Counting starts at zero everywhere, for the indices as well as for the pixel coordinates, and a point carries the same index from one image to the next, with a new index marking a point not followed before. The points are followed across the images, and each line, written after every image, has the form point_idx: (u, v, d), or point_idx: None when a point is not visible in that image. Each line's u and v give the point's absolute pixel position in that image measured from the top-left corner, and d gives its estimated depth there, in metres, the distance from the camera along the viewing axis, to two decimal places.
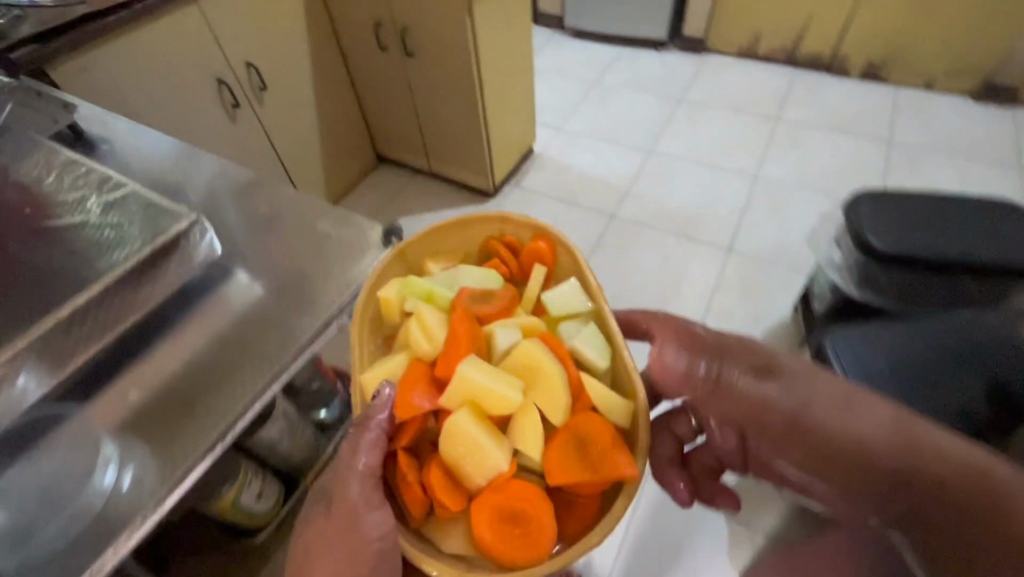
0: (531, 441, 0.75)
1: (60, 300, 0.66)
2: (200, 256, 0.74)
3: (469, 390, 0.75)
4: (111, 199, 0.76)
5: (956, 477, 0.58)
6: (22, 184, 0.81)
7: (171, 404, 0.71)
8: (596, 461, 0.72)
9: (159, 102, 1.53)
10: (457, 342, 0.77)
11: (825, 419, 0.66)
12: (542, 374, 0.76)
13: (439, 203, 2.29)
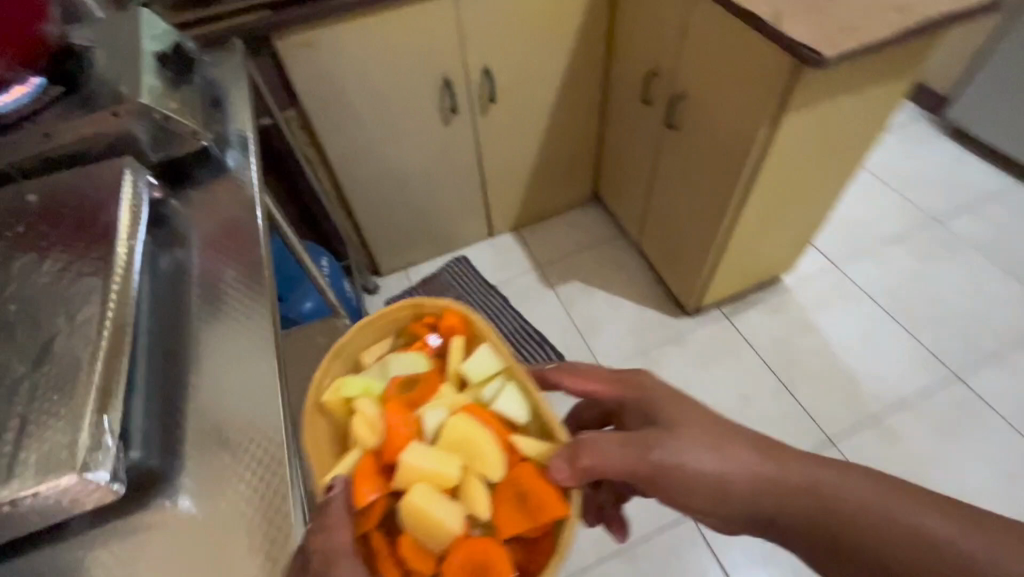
0: (476, 496, 0.52)
1: None
2: (85, 499, 0.50)
3: (409, 466, 0.52)
4: (72, 336, 0.58)
5: (842, 513, 0.50)
6: (55, 241, 0.68)
7: None
8: (538, 504, 0.51)
9: (373, 91, 1.38)
10: (396, 422, 0.55)
11: (698, 467, 0.54)
12: (470, 438, 0.53)
13: (625, 284, 1.84)
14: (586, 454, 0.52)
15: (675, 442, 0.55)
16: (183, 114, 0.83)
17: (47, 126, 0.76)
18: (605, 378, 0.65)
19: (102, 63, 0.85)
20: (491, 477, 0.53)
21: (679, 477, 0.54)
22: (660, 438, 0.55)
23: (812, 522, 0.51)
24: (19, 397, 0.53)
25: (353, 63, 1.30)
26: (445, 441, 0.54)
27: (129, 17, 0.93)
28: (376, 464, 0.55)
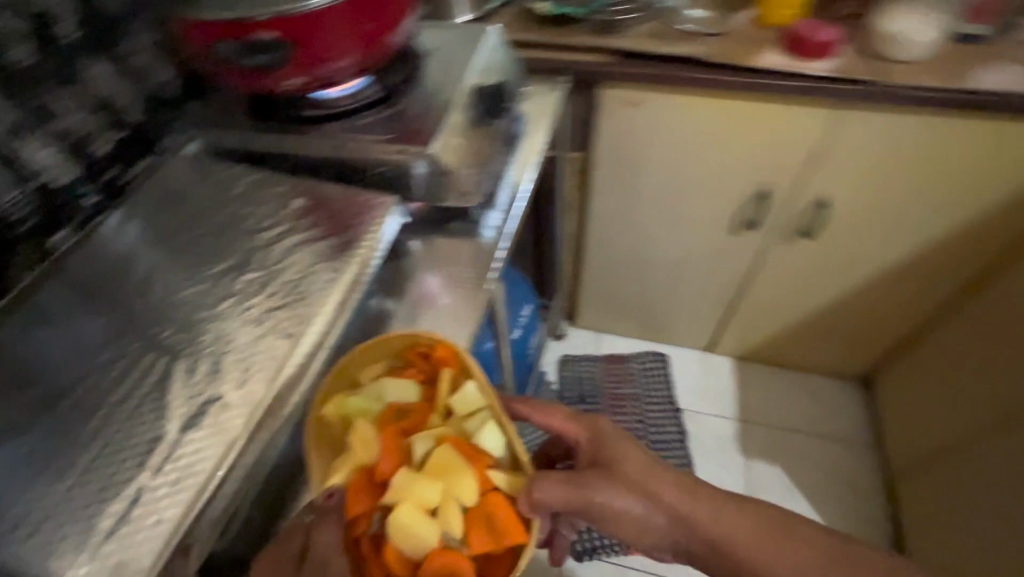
0: (455, 521, 0.52)
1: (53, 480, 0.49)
2: None
3: (398, 488, 0.52)
4: (239, 398, 0.53)
5: (733, 540, 0.57)
6: (289, 264, 0.64)
7: None
8: (501, 527, 0.53)
9: (666, 171, 1.17)
10: (388, 449, 0.54)
11: (625, 503, 0.57)
12: (458, 477, 0.52)
13: (846, 520, 1.36)
14: (540, 485, 0.53)
15: (603, 478, 0.58)
16: (464, 171, 0.75)
17: (345, 136, 0.74)
18: (560, 415, 0.65)
19: (427, 85, 0.81)
20: (464, 502, 0.53)
21: (612, 514, 0.57)
22: (603, 486, 0.57)
23: (728, 553, 0.57)
24: (150, 461, 0.50)
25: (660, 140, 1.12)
26: (435, 473, 0.53)
27: (478, 39, 0.88)
28: (365, 482, 0.54)
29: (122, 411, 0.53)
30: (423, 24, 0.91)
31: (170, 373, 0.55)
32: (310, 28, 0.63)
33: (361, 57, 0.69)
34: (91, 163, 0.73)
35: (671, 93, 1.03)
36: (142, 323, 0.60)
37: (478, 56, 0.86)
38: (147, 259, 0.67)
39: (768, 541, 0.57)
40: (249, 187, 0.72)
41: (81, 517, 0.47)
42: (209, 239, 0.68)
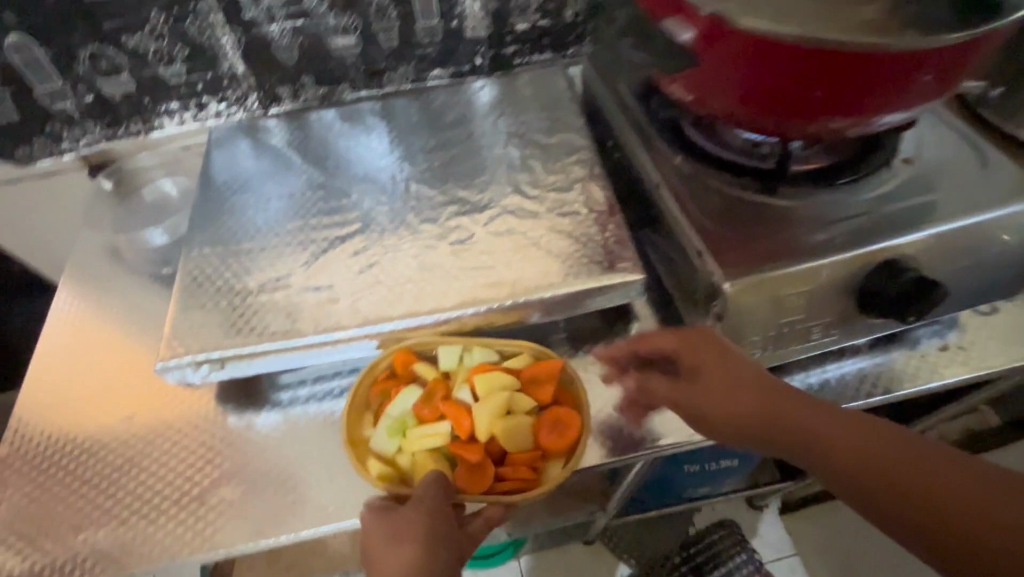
0: (520, 395, 0.52)
1: (246, 241, 0.61)
2: (174, 375, 0.54)
3: (480, 417, 0.51)
4: (348, 309, 0.54)
5: (870, 455, 0.45)
6: (497, 242, 0.58)
7: (143, 296, 0.66)
8: (546, 374, 0.53)
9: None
10: (453, 419, 0.51)
11: (757, 408, 0.49)
12: (496, 376, 0.52)
13: None
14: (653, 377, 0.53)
15: (696, 397, 0.51)
16: (738, 332, 0.51)
17: (676, 181, 0.57)
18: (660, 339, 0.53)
19: (825, 200, 0.55)
20: (515, 384, 0.53)
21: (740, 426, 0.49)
22: (696, 406, 0.50)
23: (864, 489, 0.45)
24: (276, 287, 0.57)
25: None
26: (484, 393, 0.51)
27: (991, 199, 0.52)
28: (455, 443, 0.51)
29: (304, 236, 0.60)
30: (927, 124, 0.60)
31: (344, 242, 0.59)
32: (744, 53, 0.45)
33: (776, 119, 0.49)
34: (503, 33, 0.74)
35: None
36: (386, 186, 0.64)
37: (960, 222, 0.51)
38: (448, 140, 0.69)
39: (906, 448, 0.45)
40: (560, 149, 0.65)
41: (222, 279, 0.58)
42: (490, 164, 0.65)
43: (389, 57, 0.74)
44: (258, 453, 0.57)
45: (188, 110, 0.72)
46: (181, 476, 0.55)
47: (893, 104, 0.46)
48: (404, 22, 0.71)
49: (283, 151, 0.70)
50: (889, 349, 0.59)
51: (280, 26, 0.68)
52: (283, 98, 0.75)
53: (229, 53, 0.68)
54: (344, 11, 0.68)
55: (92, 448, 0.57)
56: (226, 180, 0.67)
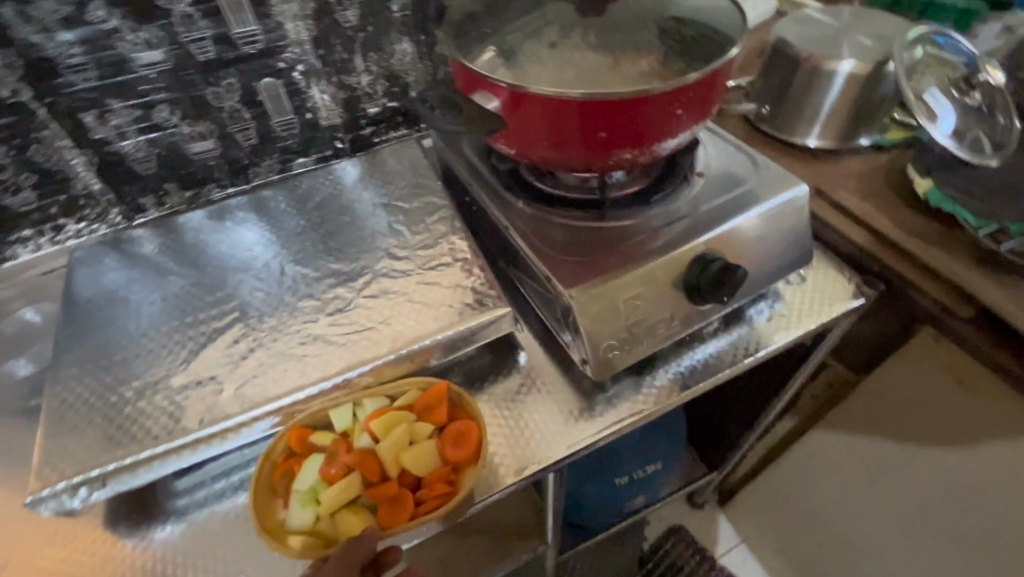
0: (418, 423, 0.52)
1: (119, 353, 0.60)
2: (47, 508, 0.51)
3: (383, 453, 0.50)
4: (233, 396, 0.55)
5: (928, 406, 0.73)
6: (373, 302, 0.62)
7: (7, 435, 0.62)
8: (435, 398, 0.54)
9: (882, 464, 0.83)
10: (358, 466, 0.49)
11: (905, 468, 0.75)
12: (390, 414, 0.52)
13: None
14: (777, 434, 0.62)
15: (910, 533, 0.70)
16: (594, 340, 0.58)
17: (523, 222, 0.65)
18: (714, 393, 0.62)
19: (645, 215, 0.66)
20: (412, 415, 0.53)
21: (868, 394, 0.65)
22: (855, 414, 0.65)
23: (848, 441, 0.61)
24: (157, 391, 0.56)
25: (892, 408, 0.79)
26: (382, 431, 0.51)
27: (760, 195, 0.65)
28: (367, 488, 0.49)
29: (182, 335, 0.61)
30: (712, 143, 0.73)
31: (224, 334, 0.61)
32: (541, 110, 0.55)
33: (583, 158, 0.59)
34: (357, 118, 0.82)
35: (979, 403, 0.70)
36: (262, 272, 0.67)
37: (741, 216, 0.63)
38: (319, 219, 0.73)
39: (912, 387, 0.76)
40: (423, 211, 0.71)
41: (96, 396, 0.57)
42: (360, 235, 0.70)
43: (251, 153, 0.79)
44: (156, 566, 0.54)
45: (44, 234, 0.71)
46: None
47: (664, 133, 0.58)
48: (259, 121, 0.76)
49: (152, 258, 0.71)
50: (731, 329, 0.69)
51: (133, 141, 0.70)
52: (148, 207, 0.76)
53: (83, 173, 0.69)
54: (197, 119, 0.72)
55: None
56: (93, 296, 0.67)
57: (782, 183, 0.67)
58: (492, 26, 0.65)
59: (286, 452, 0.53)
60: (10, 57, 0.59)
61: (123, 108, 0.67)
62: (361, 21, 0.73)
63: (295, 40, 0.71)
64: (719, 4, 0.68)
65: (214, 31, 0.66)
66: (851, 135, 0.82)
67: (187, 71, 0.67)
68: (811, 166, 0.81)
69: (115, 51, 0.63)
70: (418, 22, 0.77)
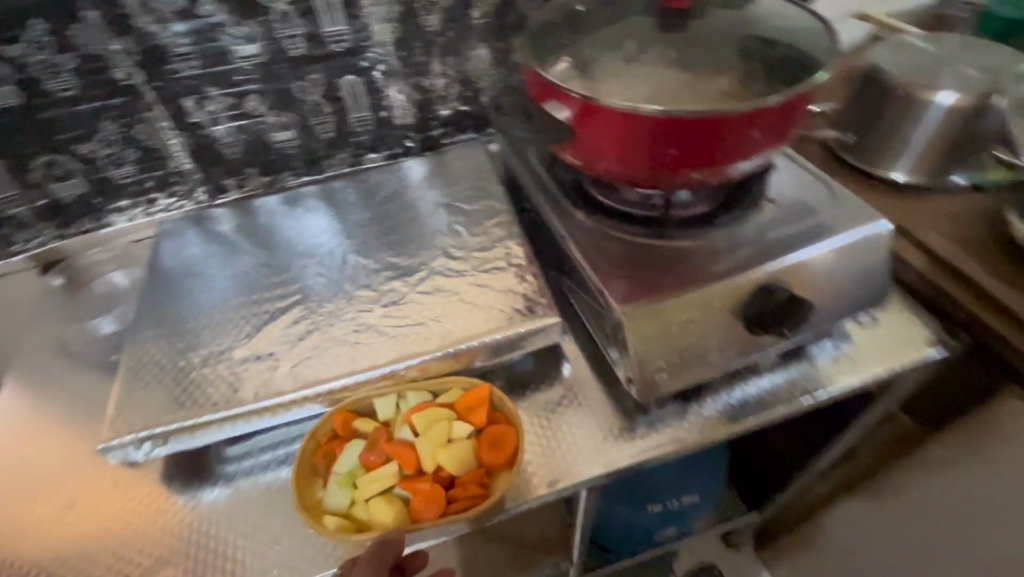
0: (457, 421, 0.53)
1: (190, 321, 0.65)
2: (115, 455, 0.55)
3: (421, 446, 0.51)
4: (288, 374, 0.58)
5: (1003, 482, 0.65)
6: (426, 298, 0.63)
7: (90, 385, 0.68)
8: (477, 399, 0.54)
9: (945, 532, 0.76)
10: (397, 456, 0.50)
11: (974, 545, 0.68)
12: (432, 410, 0.53)
13: None
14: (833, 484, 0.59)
15: None
16: (642, 360, 0.56)
17: (580, 233, 0.65)
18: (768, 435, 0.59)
19: (707, 237, 0.64)
20: (452, 413, 0.54)
21: None
22: None
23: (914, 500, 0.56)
24: (220, 361, 0.60)
25: (963, 474, 0.72)
26: (422, 425, 0.52)
27: (836, 228, 0.62)
28: (402, 478, 0.49)
29: (247, 311, 0.65)
30: (787, 170, 0.70)
31: (285, 314, 0.64)
32: (611, 123, 0.54)
33: (648, 174, 0.58)
34: (429, 119, 0.84)
35: None
36: (326, 258, 0.70)
37: (813, 249, 0.60)
38: (382, 214, 0.76)
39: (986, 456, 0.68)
40: (482, 214, 0.73)
41: (167, 359, 0.61)
42: (419, 232, 0.72)
43: (327, 146, 0.83)
44: (203, 524, 0.58)
45: (139, 207, 0.77)
46: (125, 556, 0.55)
47: (736, 155, 0.56)
48: (337, 115, 0.80)
49: (229, 237, 0.75)
50: (789, 366, 0.65)
51: (224, 126, 0.76)
52: (230, 189, 0.81)
53: (177, 153, 0.75)
54: (282, 110, 0.77)
55: (34, 539, 0.57)
56: (174, 266, 0.72)
57: (861, 217, 0.63)
58: (570, 36, 0.66)
59: (331, 435, 0.55)
60: (130, 44, 0.65)
61: (219, 95, 0.72)
62: (442, 26, 0.76)
63: (379, 41, 0.74)
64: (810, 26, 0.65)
65: (307, 29, 0.70)
66: (944, 172, 0.76)
67: (279, 65, 0.72)
68: (896, 203, 0.76)
69: (217, 43, 0.68)
70: (497, 29, 0.78)
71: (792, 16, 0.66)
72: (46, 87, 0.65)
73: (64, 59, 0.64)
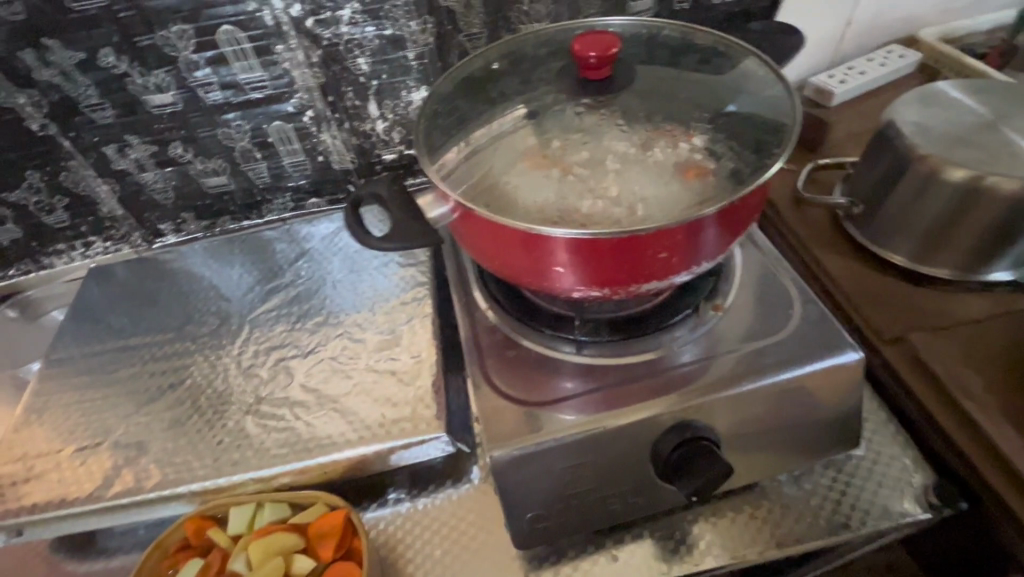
0: (302, 556, 0.48)
1: (86, 385, 0.63)
2: None
3: None
4: (153, 466, 0.55)
5: None
6: (312, 388, 0.58)
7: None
8: (327, 529, 0.48)
9: None
10: None
11: None
12: (276, 541, 0.48)
13: None
14: None
15: None
16: (515, 502, 0.47)
17: (486, 332, 0.56)
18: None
19: (635, 348, 0.53)
20: (299, 545, 0.48)
21: None
22: None
23: None
24: (96, 438, 0.58)
25: None
26: (261, 561, 0.47)
27: (791, 353, 0.50)
28: None
29: (142, 381, 0.62)
30: (751, 261, 0.59)
31: (174, 389, 0.61)
32: (488, 233, 0.47)
33: (541, 287, 0.50)
34: (372, 163, 0.76)
35: None
36: (233, 325, 0.66)
37: (755, 382, 0.48)
38: (304, 275, 0.70)
39: None
40: (400, 286, 0.66)
41: (52, 430, 0.59)
42: (332, 301, 0.66)
43: (263, 190, 0.77)
44: None
45: (76, 249, 0.77)
46: None
47: (643, 276, 0.47)
48: (270, 161, 0.74)
49: (151, 288, 0.72)
50: (736, 502, 0.53)
51: (152, 173, 0.72)
52: (166, 232, 0.78)
53: (107, 199, 0.73)
54: (209, 156, 0.72)
55: None
56: (91, 318, 0.70)
57: (826, 340, 0.50)
58: (488, 99, 0.57)
59: (179, 547, 0.51)
60: (35, 96, 0.64)
61: (141, 143, 0.69)
62: (373, 68, 0.68)
63: (303, 86, 0.68)
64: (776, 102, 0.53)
65: (221, 77, 0.66)
66: (973, 265, 0.60)
67: (194, 113, 0.68)
68: (905, 300, 0.61)
69: (127, 93, 0.65)
70: (438, 70, 0.70)
71: (758, 79, 0.55)
72: None
73: None
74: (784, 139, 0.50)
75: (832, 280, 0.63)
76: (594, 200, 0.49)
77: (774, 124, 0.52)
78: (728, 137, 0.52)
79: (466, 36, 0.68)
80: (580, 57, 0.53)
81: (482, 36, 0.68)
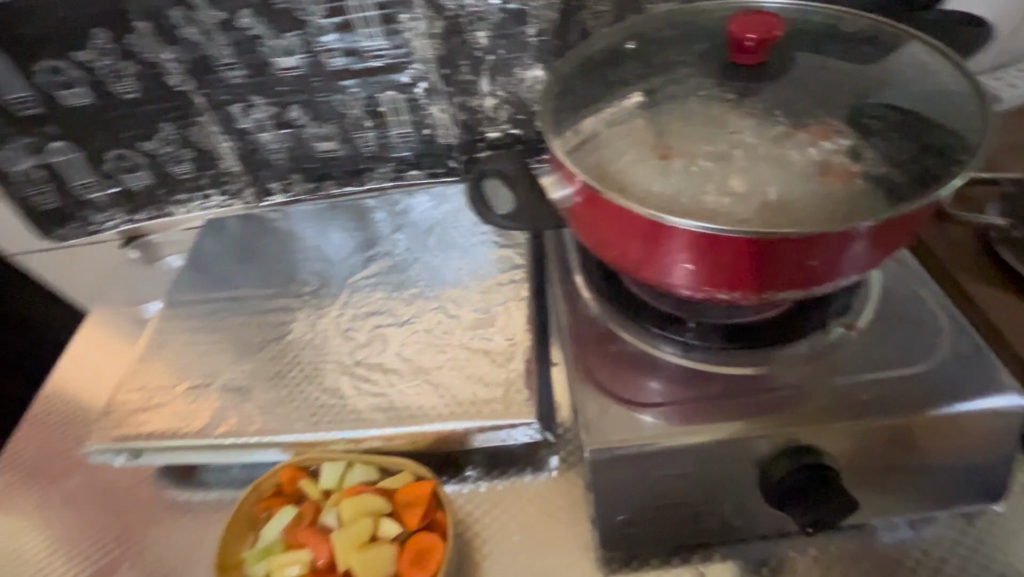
0: (389, 521, 0.49)
1: (200, 328, 0.67)
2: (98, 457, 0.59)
3: (343, 544, 0.48)
4: (256, 413, 0.58)
5: None
6: (406, 358, 0.59)
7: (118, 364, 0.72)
8: (415, 498, 0.49)
9: None
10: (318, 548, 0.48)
11: None
12: (367, 502, 0.49)
13: None
14: None
15: None
16: (606, 502, 0.46)
17: (587, 322, 0.54)
18: None
19: (748, 359, 0.49)
20: (387, 509, 0.49)
21: None
22: None
23: None
24: (207, 379, 0.61)
25: None
26: (352, 519, 0.49)
27: (932, 386, 0.45)
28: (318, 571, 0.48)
29: (248, 331, 0.65)
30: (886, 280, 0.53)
31: (276, 342, 0.64)
32: (612, 219, 0.44)
33: (656, 283, 0.47)
34: (475, 140, 0.76)
35: None
36: (334, 287, 0.68)
37: (888, 413, 0.43)
38: (402, 246, 0.71)
39: None
40: (496, 267, 0.65)
41: (170, 366, 0.63)
42: (429, 275, 0.67)
43: (368, 159, 0.78)
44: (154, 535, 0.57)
45: (195, 200, 0.81)
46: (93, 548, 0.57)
47: (776, 284, 0.43)
48: (378, 131, 0.75)
49: (260, 244, 0.76)
50: (844, 539, 0.49)
51: (270, 134, 0.75)
52: (275, 192, 0.81)
53: (227, 155, 0.77)
54: (324, 121, 0.74)
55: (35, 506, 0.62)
56: (205, 266, 0.74)
57: (975, 378, 0.45)
58: (614, 80, 0.54)
59: (275, 493, 0.53)
60: (179, 53, 0.68)
61: (263, 104, 0.72)
62: (491, 42, 0.67)
63: (420, 57, 0.68)
64: (947, 104, 0.47)
65: (345, 43, 0.67)
66: None
67: (316, 78, 0.70)
68: None
69: (258, 54, 0.68)
70: (556, 48, 0.68)
71: (928, 77, 0.49)
72: (112, 90, 0.70)
73: (127, 65, 0.68)
74: (956, 147, 0.44)
75: (977, 309, 0.56)
76: (727, 195, 0.45)
77: (943, 129, 0.46)
78: (886, 139, 0.46)
79: (590, 14, 0.65)
80: (737, 37, 0.49)
81: (607, 15, 0.65)
